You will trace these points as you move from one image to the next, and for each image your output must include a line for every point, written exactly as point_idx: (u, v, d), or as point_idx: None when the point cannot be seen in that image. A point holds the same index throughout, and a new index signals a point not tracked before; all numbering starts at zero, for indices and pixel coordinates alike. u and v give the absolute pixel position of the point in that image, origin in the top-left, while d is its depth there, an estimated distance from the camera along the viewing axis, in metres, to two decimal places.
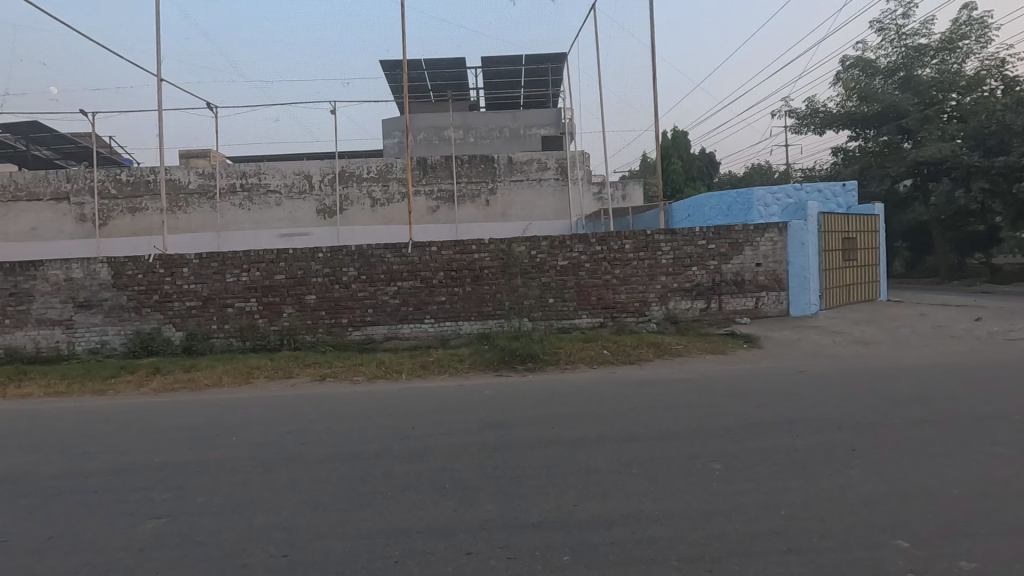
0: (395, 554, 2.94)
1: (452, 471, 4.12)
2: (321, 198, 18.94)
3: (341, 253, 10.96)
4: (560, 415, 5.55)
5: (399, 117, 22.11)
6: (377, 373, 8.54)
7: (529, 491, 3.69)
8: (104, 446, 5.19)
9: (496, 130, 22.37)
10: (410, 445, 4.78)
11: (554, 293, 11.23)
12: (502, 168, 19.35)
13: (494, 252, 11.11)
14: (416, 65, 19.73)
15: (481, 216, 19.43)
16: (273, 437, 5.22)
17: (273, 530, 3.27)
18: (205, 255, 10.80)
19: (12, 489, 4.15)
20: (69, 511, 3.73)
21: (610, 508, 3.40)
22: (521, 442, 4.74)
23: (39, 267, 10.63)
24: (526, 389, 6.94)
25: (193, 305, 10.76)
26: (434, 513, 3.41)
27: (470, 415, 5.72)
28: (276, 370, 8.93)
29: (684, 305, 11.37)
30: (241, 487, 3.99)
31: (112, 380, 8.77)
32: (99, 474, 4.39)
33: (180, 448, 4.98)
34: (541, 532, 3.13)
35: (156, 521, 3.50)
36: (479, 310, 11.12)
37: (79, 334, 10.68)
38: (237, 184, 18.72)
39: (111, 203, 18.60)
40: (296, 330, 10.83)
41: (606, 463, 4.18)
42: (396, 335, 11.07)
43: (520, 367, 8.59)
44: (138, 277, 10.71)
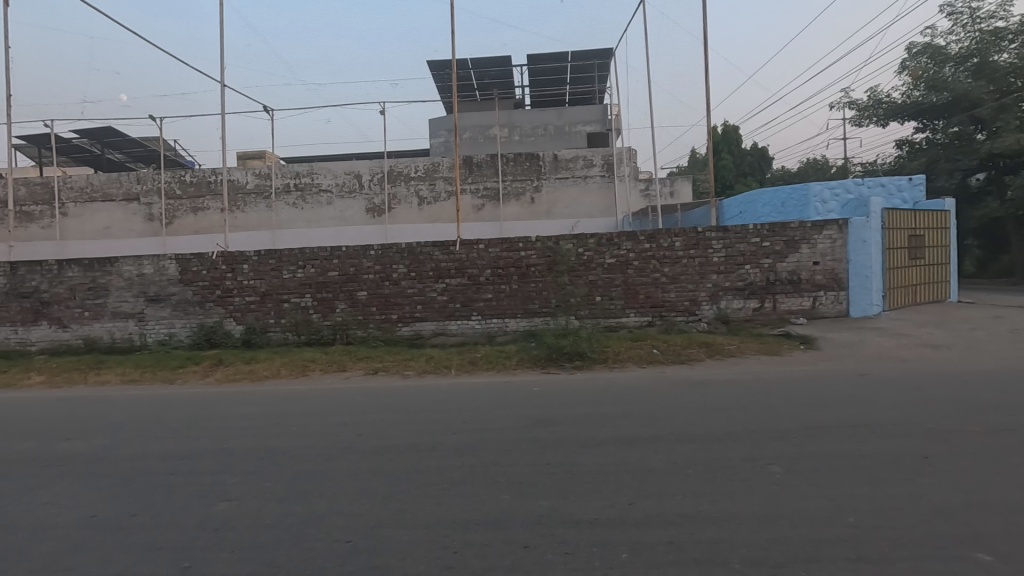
0: (454, 545, 3.00)
1: (504, 466, 4.16)
2: (370, 197, 19.45)
3: (392, 251, 11.24)
4: (611, 414, 5.53)
5: (446, 116, 22.41)
6: (427, 368, 8.72)
7: (584, 488, 3.70)
8: (176, 431, 5.51)
9: (541, 127, 22.35)
10: (462, 439, 4.87)
11: (601, 291, 11.15)
12: (548, 165, 19.32)
13: (541, 251, 11.12)
14: (463, 64, 19.97)
15: (526, 214, 19.45)
16: (331, 428, 5.41)
17: (336, 517, 3.41)
18: (263, 253, 11.26)
19: (98, 470, 4.47)
20: (150, 490, 4.00)
21: (666, 509, 3.37)
22: (572, 439, 4.75)
23: (114, 263, 11.36)
24: (572, 387, 6.92)
25: (251, 299, 11.26)
26: (491, 505, 3.48)
27: (520, 411, 5.76)
28: (330, 363, 9.25)
29: (736, 305, 11.05)
30: (303, 475, 4.16)
31: (180, 370, 9.32)
32: (174, 458, 4.68)
33: (245, 436, 5.24)
34: (597, 529, 3.13)
35: (228, 504, 3.70)
36: (525, 307, 11.17)
37: (149, 326, 11.36)
38: (292, 184, 19.43)
39: (176, 203, 19.68)
40: (348, 325, 11.19)
41: (660, 462, 4.14)
42: (443, 331, 11.24)
43: (567, 365, 8.59)
44: (202, 273, 11.29)
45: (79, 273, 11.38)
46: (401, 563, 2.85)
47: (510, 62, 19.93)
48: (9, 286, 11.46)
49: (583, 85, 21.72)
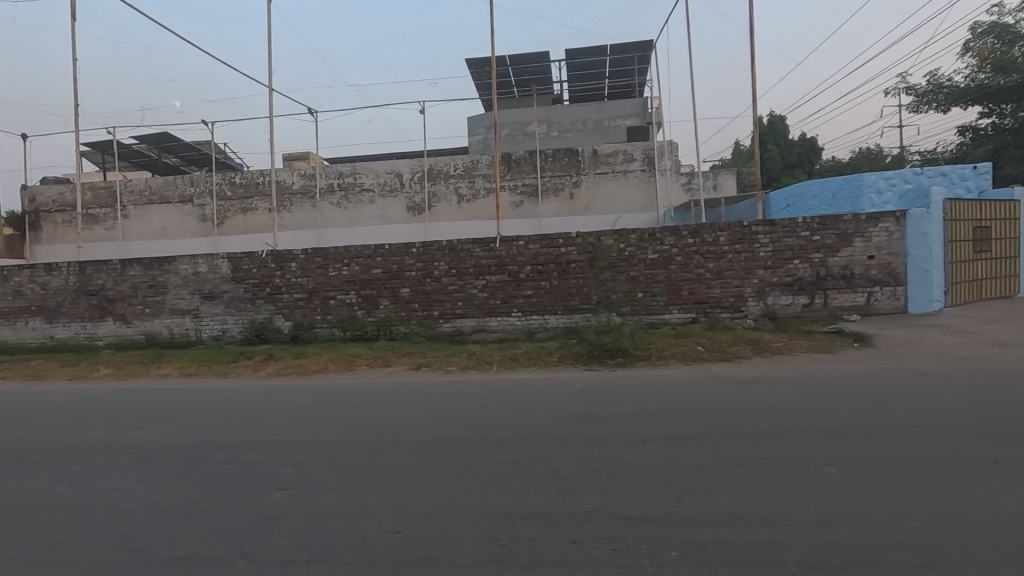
0: (502, 538, 3.03)
1: (549, 462, 4.17)
2: (411, 195, 19.74)
3: (433, 248, 11.39)
4: (654, 411, 5.46)
5: (485, 114, 22.52)
6: (469, 364, 8.79)
7: (630, 485, 3.67)
8: (231, 423, 5.75)
9: (580, 123, 22.18)
10: (506, 434, 4.90)
11: (642, 287, 10.99)
12: (587, 160, 19.16)
13: (581, 246, 11.05)
14: (502, 61, 20.00)
15: (565, 209, 19.35)
16: (378, 421, 5.55)
17: (386, 508, 3.49)
18: (310, 251, 11.60)
19: (163, 457, 4.72)
20: (211, 477, 4.20)
21: (717, 508, 3.31)
22: (616, 435, 4.72)
23: (172, 262, 11.93)
24: (614, 384, 6.86)
25: (299, 296, 11.63)
26: (536, 500, 3.49)
27: (562, 407, 5.76)
28: (375, 359, 9.48)
29: (784, 301, 10.70)
30: (353, 466, 4.29)
31: (234, 364, 9.73)
32: (231, 448, 4.89)
33: (297, 428, 5.43)
34: (645, 526, 3.10)
35: (283, 492, 3.85)
36: (565, 303, 11.12)
37: (204, 322, 11.88)
38: (335, 184, 19.93)
39: (227, 204, 20.49)
40: (391, 322, 11.44)
41: (708, 461, 4.06)
42: (484, 328, 11.32)
43: (610, 362, 8.51)
44: (253, 270, 11.73)
45: (140, 271, 12.02)
46: (451, 554, 2.90)
47: (548, 57, 19.85)
48: (78, 285, 12.19)
49: (623, 78, 21.39)
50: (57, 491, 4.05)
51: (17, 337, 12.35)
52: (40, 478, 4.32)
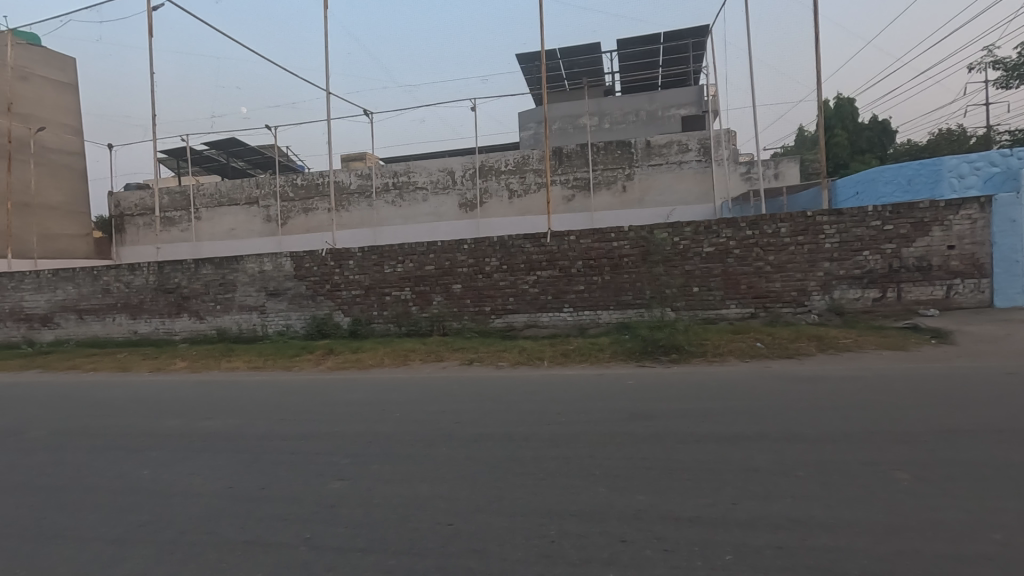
0: (550, 534, 3.04)
1: (599, 459, 4.14)
2: (463, 192, 19.99)
3: (485, 244, 11.49)
4: (709, 409, 5.31)
5: (536, 109, 22.47)
6: (520, 360, 8.82)
7: (683, 485, 3.59)
8: (294, 415, 6.04)
9: (632, 114, 21.73)
10: (556, 430, 4.90)
11: (698, 281, 10.68)
12: (640, 152, 18.78)
13: (634, 240, 10.87)
14: (552, 54, 19.87)
15: (618, 202, 19.05)
16: (432, 415, 5.67)
17: (437, 500, 3.58)
18: (366, 249, 11.96)
19: (232, 445, 5.02)
20: (275, 466, 4.42)
21: (775, 511, 3.18)
22: (670, 434, 4.62)
23: (240, 261, 12.59)
24: (668, 381, 6.73)
25: (357, 293, 12.04)
26: (586, 497, 3.48)
27: (614, 404, 5.69)
28: (429, 354, 9.68)
29: (852, 294, 10.13)
30: (407, 459, 4.41)
31: (297, 358, 10.21)
32: (294, 438, 5.14)
33: (355, 420, 5.63)
34: (698, 528, 3.03)
35: (341, 482, 4.01)
36: (618, 299, 10.97)
37: (270, 318, 12.50)
38: (390, 183, 20.47)
39: (290, 204, 21.43)
40: (444, 317, 11.65)
41: (766, 462, 3.91)
42: (535, 323, 11.33)
43: (663, 358, 8.33)
44: (314, 268, 12.23)
45: (211, 271, 12.76)
46: (500, 548, 2.93)
47: (599, 48, 19.55)
48: (157, 283, 13.10)
49: (677, 66, 20.78)
50: (140, 474, 4.39)
51: (106, 332, 13.43)
52: (125, 462, 4.69)
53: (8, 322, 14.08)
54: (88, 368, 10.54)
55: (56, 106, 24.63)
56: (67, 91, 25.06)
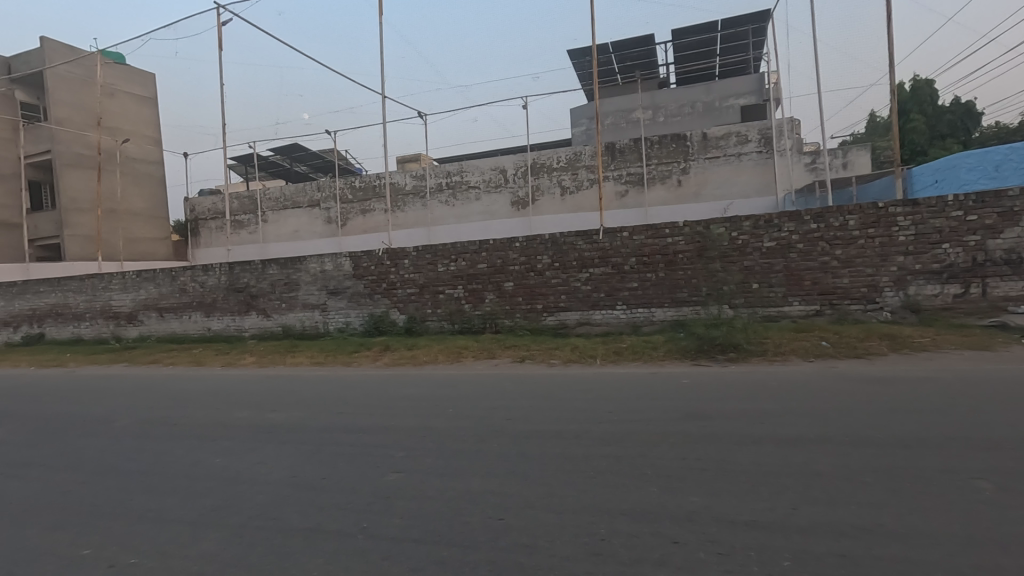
0: (601, 533, 3.02)
1: (651, 459, 4.07)
2: (515, 190, 20.09)
3: (536, 242, 11.52)
4: (769, 410, 5.12)
5: (588, 104, 22.24)
6: (572, 358, 8.79)
7: (739, 487, 3.49)
8: (353, 409, 6.27)
9: (688, 105, 21.11)
10: (607, 428, 4.86)
11: (758, 278, 10.27)
12: (696, 145, 18.26)
13: (689, 236, 10.59)
14: (604, 49, 19.62)
15: (672, 197, 18.61)
16: (484, 411, 5.75)
17: (488, 495, 3.63)
18: (421, 249, 12.26)
19: (295, 436, 5.28)
20: (335, 457, 4.61)
21: (839, 517, 3.04)
22: (726, 435, 4.49)
23: (303, 262, 13.17)
24: (724, 381, 6.53)
25: (412, 291, 12.35)
26: (637, 497, 3.43)
27: (668, 403, 5.58)
28: (481, 351, 9.81)
29: (930, 290, 9.47)
30: (459, 454, 4.49)
31: (356, 354, 10.58)
32: (353, 431, 5.35)
33: (409, 415, 5.78)
34: (755, 532, 2.93)
35: (396, 474, 4.13)
36: (673, 296, 10.71)
37: (331, 315, 13.01)
38: (443, 183, 20.88)
39: (349, 206, 22.22)
40: (496, 315, 11.76)
41: (830, 467, 3.73)
42: (587, 321, 11.24)
43: (720, 357, 8.08)
44: (371, 268, 12.64)
45: (277, 271, 13.42)
46: (549, 544, 2.95)
47: (653, 40, 19.12)
48: (228, 283, 13.90)
49: (735, 54, 20.02)
50: (213, 462, 4.69)
51: (183, 328, 14.39)
52: (200, 450, 5.03)
53: (98, 319, 15.35)
54: (167, 362, 11.35)
55: (138, 119, 26.57)
56: (147, 104, 26.97)
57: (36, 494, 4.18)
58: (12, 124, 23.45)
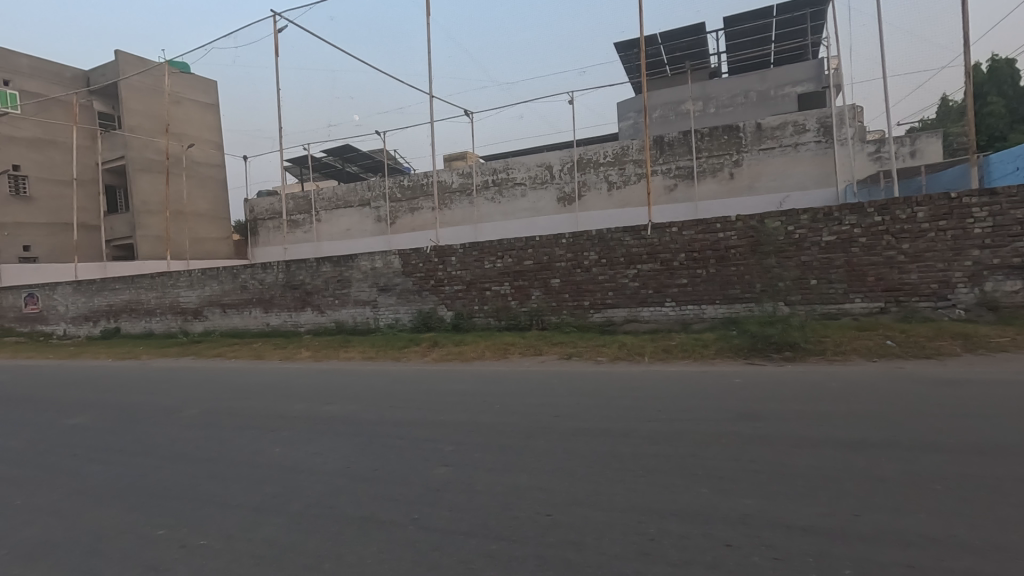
0: (650, 532, 2.98)
1: (701, 459, 3.99)
2: (561, 186, 20.02)
3: (583, 238, 11.45)
4: (829, 412, 4.91)
5: (636, 98, 21.87)
6: (620, 355, 8.69)
7: (797, 491, 3.36)
8: (403, 403, 6.42)
9: (741, 95, 20.44)
10: (656, 427, 4.78)
11: (816, 273, 9.84)
12: (749, 136, 17.64)
13: (741, 231, 10.26)
14: (652, 40, 19.24)
15: (724, 190, 18.07)
16: (531, 408, 5.77)
17: (536, 491, 3.65)
18: (467, 246, 12.41)
19: (349, 428, 5.48)
20: (386, 450, 4.75)
21: (905, 526, 2.88)
22: (781, 436, 4.34)
23: (355, 260, 13.57)
24: (779, 380, 6.31)
25: (459, 288, 12.51)
26: (687, 497, 3.37)
27: (720, 403, 5.44)
28: (528, 347, 9.85)
29: (1009, 287, 8.81)
30: (507, 449, 4.54)
31: (405, 350, 10.83)
32: (403, 424, 5.49)
33: (458, 410, 5.88)
34: (813, 538, 2.82)
35: (445, 468, 4.22)
36: (724, 292, 10.38)
37: (381, 311, 13.35)
38: (490, 180, 21.06)
39: (398, 205, 22.73)
40: (543, 312, 11.76)
41: (895, 473, 3.54)
42: (635, 318, 11.07)
43: (776, 356, 7.80)
44: (419, 265, 12.89)
45: (330, 268, 13.88)
46: (598, 542, 2.94)
47: (703, 29, 18.59)
48: (285, 280, 14.49)
49: (792, 40, 19.21)
50: (272, 451, 4.91)
51: (244, 323, 15.11)
52: (262, 439, 5.29)
53: (167, 315, 16.33)
54: (230, 356, 11.95)
55: (202, 125, 28.01)
56: (210, 111, 28.42)
57: (115, 478, 4.50)
58: (90, 132, 25.17)
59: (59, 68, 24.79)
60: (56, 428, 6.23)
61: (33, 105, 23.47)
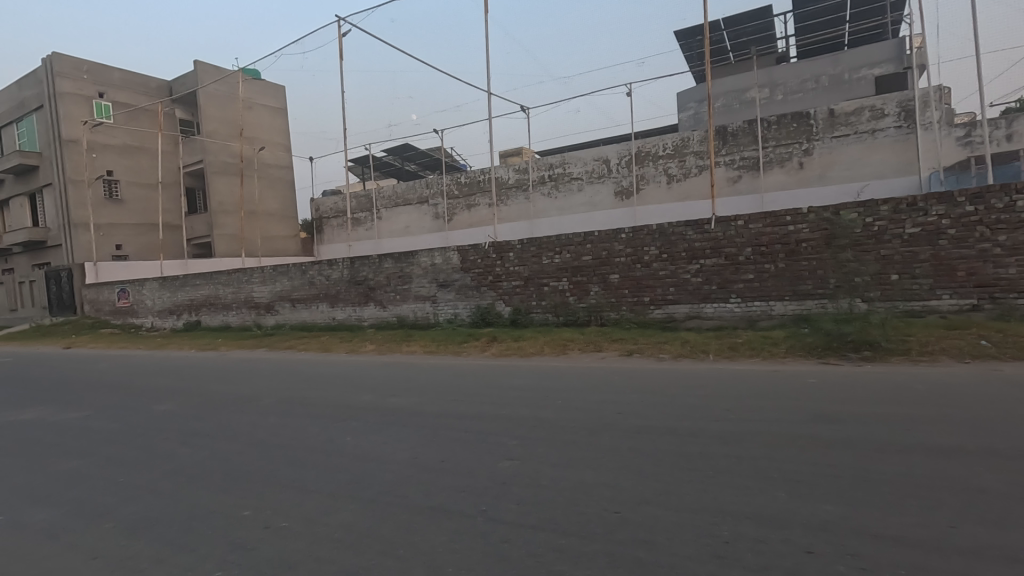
0: (724, 535, 2.91)
1: (776, 460, 3.84)
2: (618, 180, 19.67)
3: (643, 233, 11.23)
4: (916, 416, 4.60)
5: (697, 87, 21.18)
6: (682, 352, 8.48)
7: (884, 499, 3.17)
8: (465, 396, 6.55)
9: (811, 80, 19.38)
10: (724, 427, 4.65)
11: (898, 268, 9.21)
12: (821, 123, 16.69)
13: (814, 224, 9.76)
14: (715, 27, 18.52)
15: (793, 181, 17.23)
16: (593, 404, 5.75)
17: (602, 488, 3.63)
18: (525, 241, 12.47)
19: (415, 420, 5.64)
20: (451, 442, 4.86)
21: (1010, 541, 2.66)
22: (863, 440, 4.11)
23: (415, 256, 13.90)
24: (856, 381, 5.98)
25: (517, 284, 12.58)
26: (762, 500, 3.25)
27: (793, 404, 5.21)
28: (587, 344, 9.77)
29: None
30: (571, 444, 4.54)
31: (465, 345, 11.01)
32: (467, 417, 5.60)
33: (519, 405, 5.94)
34: (903, 549, 2.66)
35: (510, 462, 4.25)
36: (795, 288, 9.90)
37: (440, 307, 13.62)
38: (546, 175, 21.04)
39: (455, 202, 23.13)
40: (602, 308, 11.63)
41: (996, 483, 3.27)
42: (698, 314, 10.74)
43: (853, 355, 7.37)
44: (477, 261, 13.05)
45: (392, 264, 14.27)
46: (670, 542, 2.89)
47: (770, 12, 17.74)
48: (350, 276, 15.04)
49: (869, 19, 18.00)
50: (343, 440, 5.13)
51: (312, 317, 15.83)
52: (334, 428, 5.54)
53: (242, 309, 17.34)
54: (300, 348, 12.56)
55: (272, 129, 29.48)
56: (279, 115, 29.88)
57: (203, 460, 4.84)
58: (173, 138, 27.03)
59: (146, 79, 26.75)
60: (150, 413, 6.77)
61: (124, 115, 25.45)
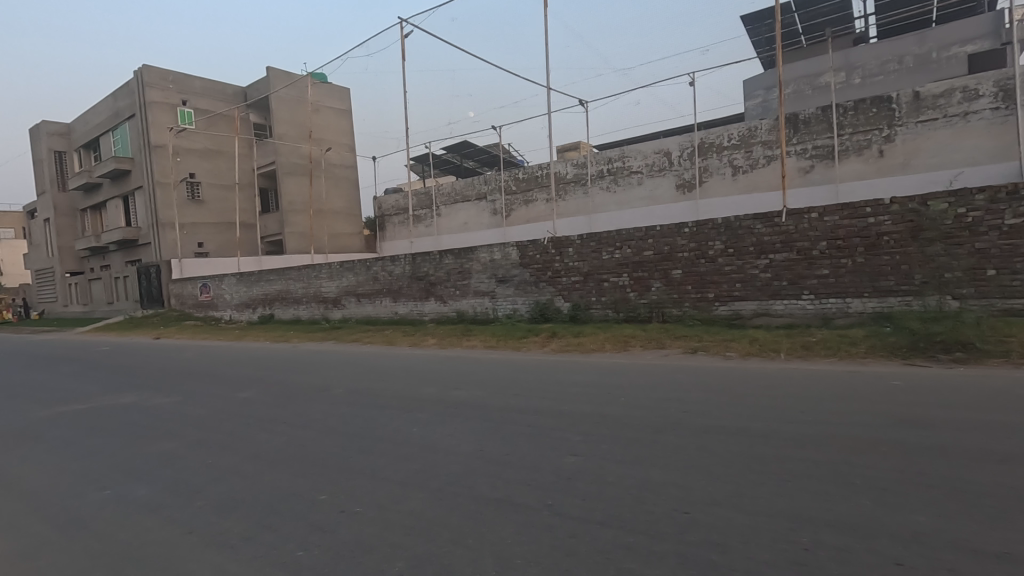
0: (803, 541, 2.79)
1: (859, 466, 3.64)
2: (680, 173, 19.14)
3: (707, 227, 10.88)
4: (1017, 423, 4.23)
5: (766, 73, 20.22)
6: (750, 351, 8.16)
7: (984, 512, 2.93)
8: (526, 391, 6.59)
9: (893, 61, 18.08)
10: (799, 429, 4.44)
11: (995, 263, 8.47)
12: (904, 107, 15.56)
13: (897, 215, 9.12)
14: (785, 9, 17.57)
15: (872, 170, 16.16)
16: (658, 402, 5.64)
17: (671, 487, 3.55)
18: (585, 236, 12.39)
19: (479, 414, 5.72)
20: (515, 436, 4.89)
21: None
22: (958, 448, 3.81)
23: (474, 252, 14.08)
24: (944, 385, 5.55)
25: (576, 279, 12.51)
26: (845, 508, 3.09)
27: (875, 407, 4.91)
28: (649, 340, 9.58)
29: None
30: (636, 442, 4.47)
31: (524, 340, 11.06)
32: (529, 412, 5.63)
33: (581, 401, 5.90)
34: (1006, 565, 2.46)
35: (574, 458, 4.25)
36: (875, 284, 9.30)
37: (499, 302, 13.75)
38: (605, 169, 20.78)
39: (512, 197, 23.24)
40: (663, 304, 11.37)
41: None
42: (766, 311, 10.29)
43: (942, 356, 6.86)
44: (536, 256, 13.08)
45: (452, 260, 14.54)
46: (744, 545, 2.80)
47: None
48: (411, 271, 15.44)
49: None
50: (411, 431, 5.27)
51: (376, 312, 16.38)
52: (401, 419, 5.72)
53: (311, 303, 18.18)
54: (365, 342, 13.02)
55: (337, 130, 30.65)
56: (344, 116, 31.02)
57: (281, 446, 5.12)
58: (248, 142, 28.61)
59: (223, 86, 28.44)
60: (231, 400, 7.23)
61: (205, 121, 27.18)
